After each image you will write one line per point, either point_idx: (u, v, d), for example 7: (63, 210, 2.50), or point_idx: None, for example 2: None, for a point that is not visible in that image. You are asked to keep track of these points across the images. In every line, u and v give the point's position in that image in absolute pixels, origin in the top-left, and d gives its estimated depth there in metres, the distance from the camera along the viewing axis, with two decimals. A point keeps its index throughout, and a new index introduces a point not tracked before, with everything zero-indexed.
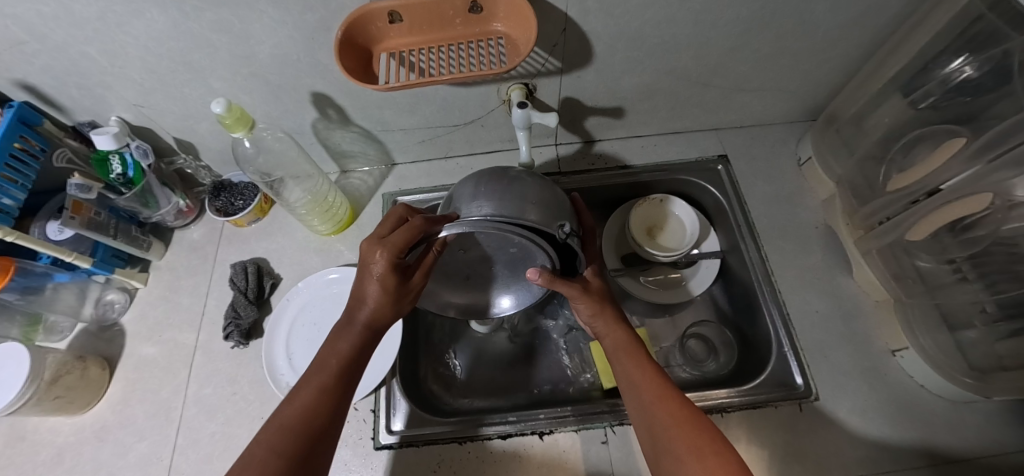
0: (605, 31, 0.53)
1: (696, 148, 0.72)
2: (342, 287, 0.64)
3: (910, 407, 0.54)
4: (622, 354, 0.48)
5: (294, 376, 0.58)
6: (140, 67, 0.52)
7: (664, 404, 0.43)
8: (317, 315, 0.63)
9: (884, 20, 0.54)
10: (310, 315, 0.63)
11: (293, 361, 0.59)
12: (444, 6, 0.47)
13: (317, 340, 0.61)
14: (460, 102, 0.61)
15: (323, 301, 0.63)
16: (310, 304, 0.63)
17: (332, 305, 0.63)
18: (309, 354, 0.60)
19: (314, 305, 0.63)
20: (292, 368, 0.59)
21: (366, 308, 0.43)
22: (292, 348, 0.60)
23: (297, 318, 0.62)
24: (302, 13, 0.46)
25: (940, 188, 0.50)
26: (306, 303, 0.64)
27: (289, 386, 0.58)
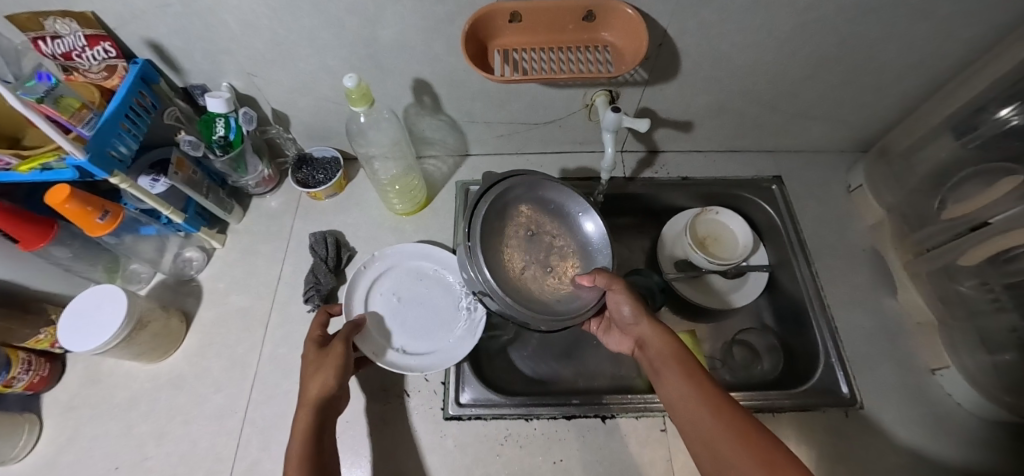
0: (697, 49, 0.58)
1: (752, 167, 0.77)
2: (421, 262, 0.68)
3: (950, 423, 0.57)
4: (667, 364, 0.46)
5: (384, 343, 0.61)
6: (267, 38, 0.56)
7: (708, 404, 0.40)
8: (397, 288, 0.65)
9: (947, 64, 0.60)
10: (389, 286, 0.65)
11: (377, 329, 0.62)
12: (563, 11, 0.51)
13: (400, 311, 0.64)
14: (548, 102, 0.65)
15: (402, 275, 0.67)
16: (391, 275, 0.66)
17: (412, 280, 0.66)
18: (392, 324, 0.63)
19: (393, 278, 0.66)
20: (377, 336, 0.61)
21: (314, 377, 0.48)
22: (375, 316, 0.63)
23: (377, 289, 0.65)
24: (433, 4, 0.51)
25: (989, 221, 0.56)
26: (384, 274, 0.66)
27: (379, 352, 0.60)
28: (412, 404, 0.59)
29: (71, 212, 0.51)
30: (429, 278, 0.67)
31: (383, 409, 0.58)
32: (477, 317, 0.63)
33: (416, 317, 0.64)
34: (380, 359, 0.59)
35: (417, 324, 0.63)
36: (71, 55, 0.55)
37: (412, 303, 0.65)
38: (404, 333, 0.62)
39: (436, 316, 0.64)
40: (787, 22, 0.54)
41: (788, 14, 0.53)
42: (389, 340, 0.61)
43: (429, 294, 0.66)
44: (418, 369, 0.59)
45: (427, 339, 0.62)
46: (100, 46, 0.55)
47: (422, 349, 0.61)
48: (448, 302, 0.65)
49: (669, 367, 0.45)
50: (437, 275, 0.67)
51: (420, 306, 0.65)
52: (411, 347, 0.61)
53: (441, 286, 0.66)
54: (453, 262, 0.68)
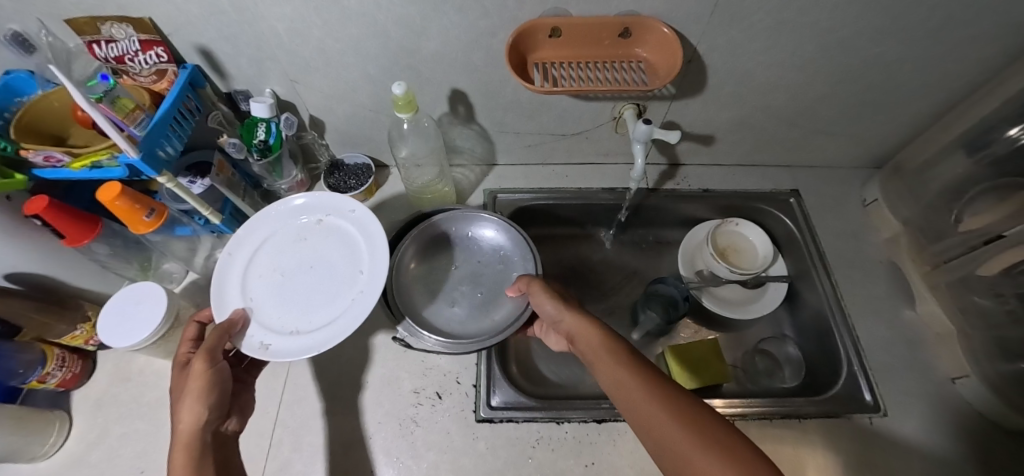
0: (723, 66, 0.61)
1: (770, 181, 0.79)
2: (300, 221, 0.58)
3: (972, 431, 0.59)
4: (597, 353, 0.44)
5: (267, 332, 0.49)
6: (315, 47, 0.58)
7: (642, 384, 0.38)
8: (274, 262, 0.55)
9: (958, 85, 0.63)
10: (267, 264, 0.55)
11: (261, 317, 0.50)
12: (600, 27, 0.54)
13: (285, 289, 0.53)
14: (578, 114, 0.68)
15: (280, 244, 0.56)
16: (266, 249, 0.56)
17: (291, 246, 0.56)
18: (279, 305, 0.51)
19: (272, 248, 0.56)
20: (263, 326, 0.49)
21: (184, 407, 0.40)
22: (254, 302, 0.51)
23: (252, 266, 0.54)
24: (478, 18, 0.54)
25: (1003, 235, 0.58)
26: (262, 246, 0.56)
27: (261, 343, 0.47)
28: (443, 406, 0.59)
29: (121, 208, 0.53)
30: (311, 238, 0.57)
31: (414, 410, 0.59)
32: (378, 260, 0.54)
33: (307, 288, 0.53)
34: (272, 349, 0.47)
35: (310, 296, 0.52)
36: (124, 58, 0.58)
37: (298, 275, 0.54)
38: (293, 310, 0.51)
39: (332, 280, 0.53)
40: (810, 42, 0.57)
41: (811, 35, 0.56)
42: (277, 326, 0.49)
43: (313, 258, 0.55)
44: (323, 340, 0.48)
45: (326, 308, 0.51)
46: (152, 51, 0.58)
47: (324, 318, 0.50)
48: (339, 257, 0.55)
49: (602, 353, 0.43)
50: (322, 231, 0.57)
51: (308, 274, 0.54)
52: (307, 322, 0.50)
53: (328, 242, 0.56)
54: (337, 208, 0.58)
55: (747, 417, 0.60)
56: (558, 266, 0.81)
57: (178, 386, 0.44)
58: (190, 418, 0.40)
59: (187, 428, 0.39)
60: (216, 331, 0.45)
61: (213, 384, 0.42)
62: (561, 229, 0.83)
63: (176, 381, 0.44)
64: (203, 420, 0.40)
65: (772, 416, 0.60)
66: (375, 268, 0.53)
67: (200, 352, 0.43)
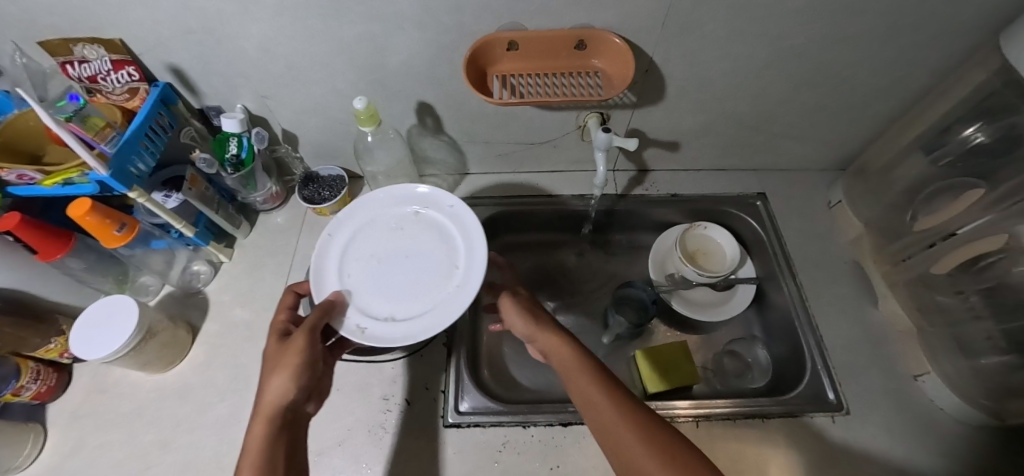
0: (681, 75, 0.63)
1: (738, 185, 0.80)
2: (399, 210, 0.61)
3: (934, 428, 0.59)
4: (570, 373, 0.46)
5: (362, 317, 0.52)
6: (282, 64, 0.60)
7: (626, 413, 0.41)
8: (367, 247, 0.57)
9: (912, 89, 0.65)
10: (363, 249, 0.57)
11: (359, 301, 0.53)
12: (556, 40, 0.56)
13: (390, 275, 0.55)
14: (544, 124, 0.69)
15: (377, 230, 0.59)
16: (363, 232, 0.59)
17: (388, 234, 0.59)
18: (376, 291, 0.54)
19: (370, 234, 0.59)
20: (359, 309, 0.52)
21: (273, 380, 0.42)
22: (348, 283, 0.54)
23: (348, 251, 0.57)
24: (438, 33, 0.56)
25: (955, 232, 0.59)
26: (359, 229, 0.59)
27: (357, 327, 0.51)
28: (413, 412, 0.60)
29: (92, 224, 0.54)
30: (408, 227, 0.60)
31: (384, 417, 0.60)
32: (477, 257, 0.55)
33: (404, 277, 0.55)
34: (367, 333, 0.50)
35: (404, 283, 0.55)
36: (97, 77, 0.59)
37: (397, 262, 0.57)
38: (388, 298, 0.53)
39: (422, 269, 0.56)
40: (763, 50, 0.59)
41: (763, 43, 0.58)
42: (372, 310, 0.52)
43: (419, 247, 0.58)
44: (426, 331, 0.50)
45: (418, 297, 0.54)
46: (124, 71, 0.59)
47: (426, 307, 0.53)
48: (434, 249, 0.58)
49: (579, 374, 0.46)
50: (416, 222, 0.60)
51: (408, 262, 0.57)
52: (404, 310, 0.53)
53: (421, 233, 0.59)
54: (434, 202, 0.61)
55: (711, 417, 0.61)
56: (532, 272, 0.83)
57: (267, 354, 0.46)
58: (280, 390, 0.42)
59: (272, 400, 0.42)
60: (319, 310, 0.49)
61: (308, 365, 0.44)
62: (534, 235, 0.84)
63: (271, 350, 0.47)
64: (290, 397, 0.42)
65: (735, 416, 0.61)
66: (473, 262, 0.55)
67: (302, 327, 0.46)
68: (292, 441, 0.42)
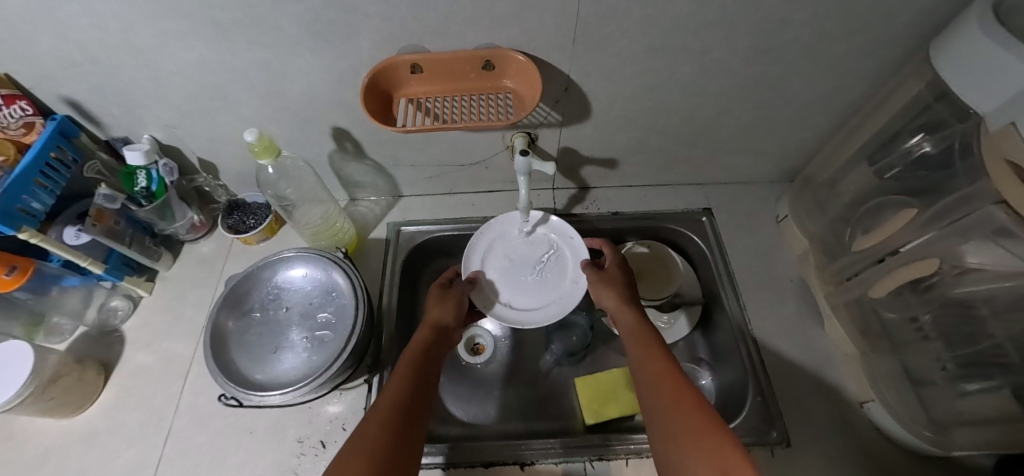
0: (604, 92, 0.59)
1: (682, 200, 0.77)
2: (528, 227, 0.70)
3: (878, 460, 0.56)
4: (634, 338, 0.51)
5: (501, 305, 0.65)
6: (182, 93, 0.57)
7: (659, 372, 0.44)
8: (507, 248, 0.69)
9: (850, 99, 0.61)
10: (513, 249, 0.69)
11: (488, 282, 0.67)
12: (461, 62, 0.53)
13: (513, 272, 0.68)
14: (469, 145, 0.67)
15: (514, 235, 0.70)
16: (505, 235, 0.69)
17: (522, 243, 0.69)
18: (504, 281, 0.67)
19: (502, 238, 0.69)
20: (491, 292, 0.66)
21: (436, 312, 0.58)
22: (488, 273, 0.67)
23: (487, 248, 0.69)
24: (336, 58, 0.53)
25: (898, 250, 0.54)
26: (496, 236, 0.69)
27: (496, 314, 0.64)
28: (327, 455, 0.57)
29: None
30: (537, 241, 0.69)
31: (296, 461, 0.57)
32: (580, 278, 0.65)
33: (525, 277, 0.67)
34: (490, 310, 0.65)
35: (533, 283, 0.67)
36: None
37: (522, 265, 0.68)
38: (520, 293, 0.66)
39: (536, 272, 0.67)
40: (686, 65, 0.56)
41: (684, 58, 0.55)
42: (500, 295, 0.66)
43: (542, 258, 0.68)
44: (522, 321, 0.64)
45: (541, 295, 0.66)
46: (17, 104, 0.55)
47: (532, 304, 0.66)
48: (548, 259, 0.68)
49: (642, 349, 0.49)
50: (547, 240, 0.69)
51: (529, 268, 0.68)
52: (519, 301, 0.66)
53: (546, 249, 0.69)
54: (562, 230, 0.69)
55: (642, 455, 0.57)
56: None
57: (432, 301, 0.60)
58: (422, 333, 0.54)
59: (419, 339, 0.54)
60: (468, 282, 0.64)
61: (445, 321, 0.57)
62: None
63: (436, 304, 0.59)
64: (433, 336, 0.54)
65: None
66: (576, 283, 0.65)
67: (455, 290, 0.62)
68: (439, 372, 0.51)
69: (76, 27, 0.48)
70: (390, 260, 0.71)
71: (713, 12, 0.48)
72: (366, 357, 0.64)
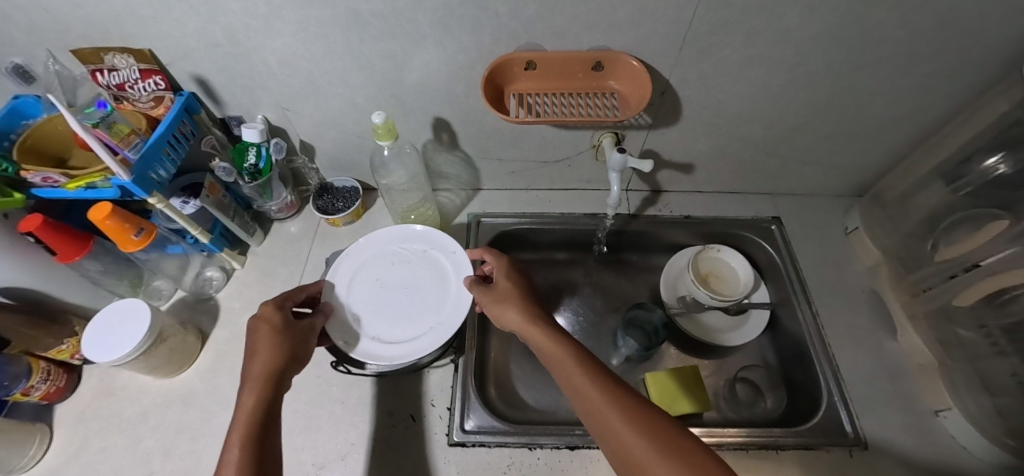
0: (697, 98, 0.63)
1: (752, 208, 0.80)
2: (402, 246, 0.61)
3: (958, 468, 0.57)
4: (559, 364, 0.46)
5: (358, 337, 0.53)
6: (304, 77, 0.62)
7: (609, 399, 0.40)
8: (380, 272, 0.59)
9: (932, 117, 0.64)
10: (374, 271, 0.59)
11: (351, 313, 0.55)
12: (574, 61, 0.57)
13: (383, 299, 0.56)
14: (558, 142, 0.70)
15: (383, 258, 0.60)
16: (372, 258, 0.60)
17: (397, 263, 0.60)
18: (369, 311, 0.56)
19: (376, 261, 0.60)
20: (354, 322, 0.54)
21: (261, 355, 0.45)
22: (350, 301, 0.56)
23: (356, 273, 0.59)
24: (456, 51, 0.57)
25: (978, 265, 0.57)
26: (368, 261, 0.60)
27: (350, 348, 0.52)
28: (417, 428, 0.59)
29: (111, 227, 0.56)
30: (414, 261, 0.60)
31: (389, 432, 0.59)
32: (462, 298, 0.55)
33: (396, 305, 0.56)
34: (351, 345, 0.52)
35: (399, 310, 0.55)
36: (125, 85, 0.61)
37: (395, 292, 0.58)
38: (382, 323, 0.54)
39: (407, 301, 0.56)
40: (779, 76, 0.59)
41: (779, 69, 0.58)
42: (366, 327, 0.54)
43: (421, 280, 0.58)
44: (391, 357, 0.51)
45: (411, 324, 0.54)
46: (151, 79, 0.61)
47: (403, 335, 0.53)
48: (425, 280, 0.58)
49: (575, 374, 0.44)
50: (426, 260, 0.60)
51: (401, 293, 0.57)
52: (387, 333, 0.54)
53: (425, 271, 0.59)
54: (441, 244, 0.61)
55: (722, 447, 0.59)
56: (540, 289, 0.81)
57: (261, 340, 0.46)
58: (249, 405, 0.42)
59: (247, 414, 0.42)
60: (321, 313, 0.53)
61: (283, 369, 0.45)
62: (544, 254, 0.83)
63: (271, 348, 0.46)
64: (271, 403, 0.43)
65: (748, 446, 0.59)
66: (455, 309, 0.55)
67: (300, 325, 0.49)
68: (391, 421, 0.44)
69: (229, 10, 0.52)
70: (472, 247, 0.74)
71: (819, 26, 0.52)
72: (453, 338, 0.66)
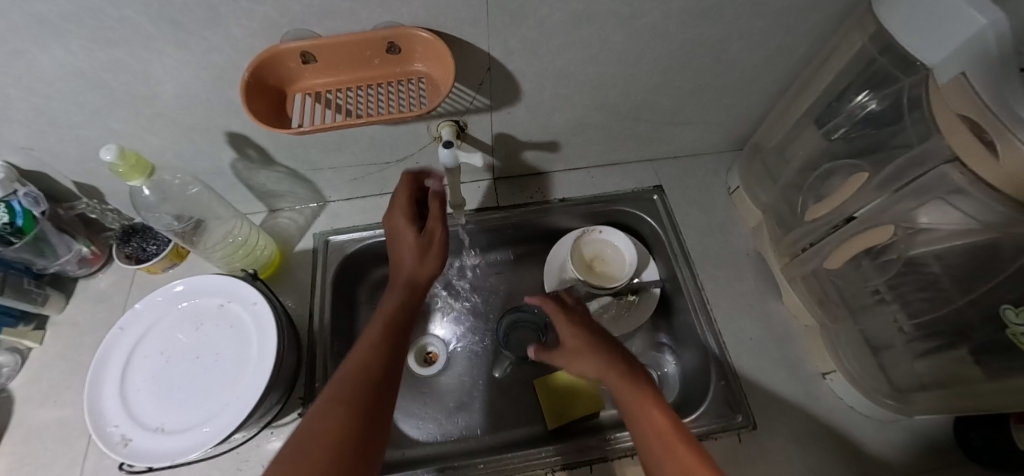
0: (532, 69, 0.53)
1: (633, 179, 0.74)
2: (193, 307, 0.52)
3: (843, 430, 0.55)
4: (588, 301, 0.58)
5: (141, 431, 0.44)
6: (25, 107, 0.47)
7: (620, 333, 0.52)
8: (168, 343, 0.50)
9: (793, 59, 0.58)
10: (161, 343, 0.50)
11: (130, 405, 0.46)
12: (361, 47, 0.46)
13: (173, 377, 0.48)
14: (390, 141, 0.59)
15: (171, 326, 0.51)
16: (157, 330, 0.50)
17: (190, 329, 0.50)
18: (154, 396, 0.46)
19: (163, 331, 0.50)
20: (133, 416, 0.45)
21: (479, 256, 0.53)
22: (133, 388, 0.47)
23: (139, 353, 0.49)
24: (206, 52, 0.44)
25: (854, 216, 0.50)
26: (151, 331, 0.50)
27: (129, 449, 0.43)
28: None
29: None
30: (210, 322, 0.51)
31: None
32: (266, 354, 0.47)
33: (190, 381, 0.47)
34: (130, 446, 0.43)
35: (193, 387, 0.47)
36: None
37: (188, 364, 0.49)
38: (173, 408, 0.46)
39: (203, 373, 0.48)
40: (618, 33, 0.50)
41: (614, 25, 0.49)
42: (148, 419, 0.45)
43: (218, 343, 0.49)
44: (179, 452, 0.42)
45: (206, 401, 0.46)
46: None
47: (197, 417, 0.45)
48: (225, 343, 0.49)
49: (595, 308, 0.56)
50: (224, 316, 0.51)
51: (196, 365, 0.48)
52: (178, 420, 0.45)
53: (224, 331, 0.50)
54: (240, 294, 0.52)
55: (607, 459, 0.53)
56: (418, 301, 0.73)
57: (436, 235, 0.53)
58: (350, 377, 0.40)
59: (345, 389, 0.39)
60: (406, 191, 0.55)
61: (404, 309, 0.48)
62: None
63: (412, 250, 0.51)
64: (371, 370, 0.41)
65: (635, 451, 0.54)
66: (259, 368, 0.47)
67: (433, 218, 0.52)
68: (376, 426, 0.38)
69: None
70: (319, 273, 0.64)
71: None
72: (297, 387, 0.57)
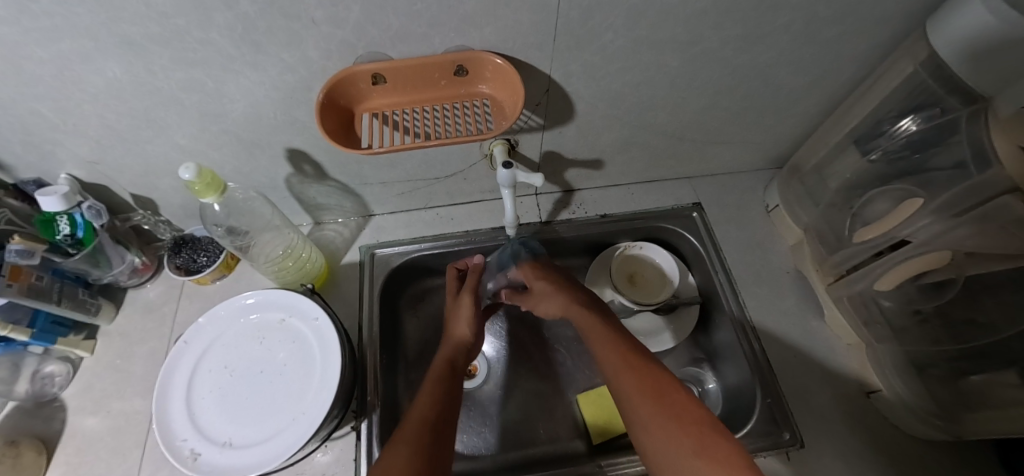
0: (588, 91, 0.54)
1: (671, 196, 0.75)
2: (254, 321, 0.52)
3: (891, 449, 0.56)
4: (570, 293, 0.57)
5: (209, 445, 0.45)
6: (98, 123, 0.48)
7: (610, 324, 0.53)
8: (231, 357, 0.51)
9: (839, 83, 0.59)
10: (224, 357, 0.50)
11: (197, 419, 0.46)
12: (430, 69, 0.47)
13: (238, 391, 0.48)
14: (443, 158, 0.60)
15: (233, 339, 0.51)
16: (218, 343, 0.51)
17: (251, 343, 0.51)
18: (220, 410, 0.47)
19: (224, 345, 0.51)
20: (201, 430, 0.45)
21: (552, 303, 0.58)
22: (198, 401, 0.47)
23: (202, 365, 0.50)
24: (280, 72, 0.45)
25: (907, 240, 0.50)
26: (213, 344, 0.51)
27: (199, 463, 0.43)
28: None
29: None
30: (271, 336, 0.52)
31: None
32: (331, 369, 0.48)
33: (254, 395, 0.48)
34: (200, 460, 0.43)
35: (257, 401, 0.47)
36: None
37: (251, 378, 0.49)
38: (240, 422, 0.46)
39: (267, 387, 0.48)
40: (675, 57, 0.51)
41: (672, 50, 0.50)
42: (216, 433, 0.45)
43: (280, 358, 0.50)
44: (249, 466, 0.43)
45: (272, 416, 0.46)
46: None
47: (265, 432, 0.45)
48: (287, 357, 0.50)
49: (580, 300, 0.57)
50: (285, 331, 0.52)
51: (259, 379, 0.49)
52: (245, 435, 0.45)
53: (285, 346, 0.51)
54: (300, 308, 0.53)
55: None
56: None
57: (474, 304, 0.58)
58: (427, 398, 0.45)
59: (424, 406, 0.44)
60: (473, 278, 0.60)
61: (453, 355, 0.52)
62: None
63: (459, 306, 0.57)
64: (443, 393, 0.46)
65: None
66: (324, 384, 0.47)
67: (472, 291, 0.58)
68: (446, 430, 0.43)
69: None
70: (367, 285, 0.65)
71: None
72: (352, 400, 0.57)
